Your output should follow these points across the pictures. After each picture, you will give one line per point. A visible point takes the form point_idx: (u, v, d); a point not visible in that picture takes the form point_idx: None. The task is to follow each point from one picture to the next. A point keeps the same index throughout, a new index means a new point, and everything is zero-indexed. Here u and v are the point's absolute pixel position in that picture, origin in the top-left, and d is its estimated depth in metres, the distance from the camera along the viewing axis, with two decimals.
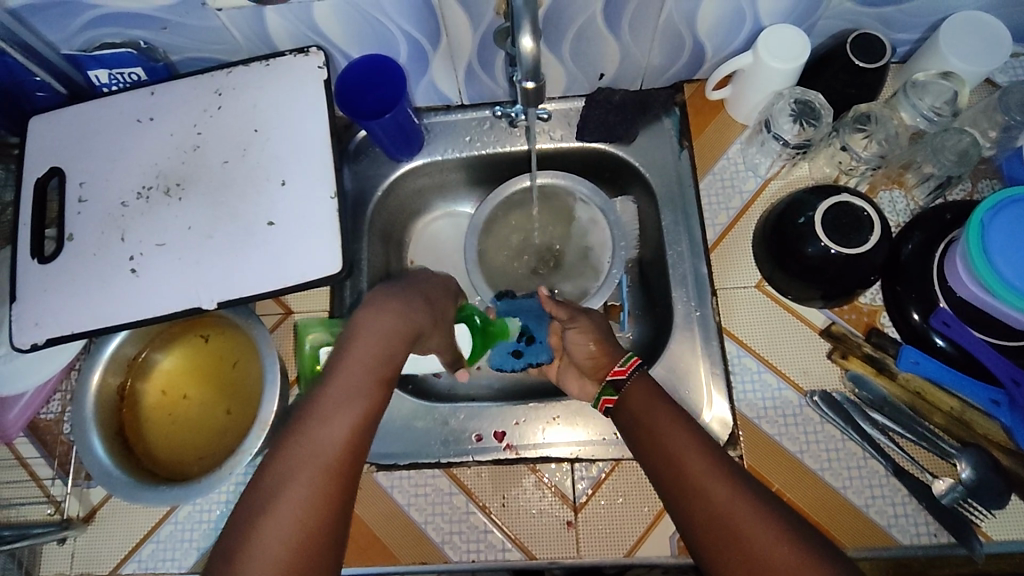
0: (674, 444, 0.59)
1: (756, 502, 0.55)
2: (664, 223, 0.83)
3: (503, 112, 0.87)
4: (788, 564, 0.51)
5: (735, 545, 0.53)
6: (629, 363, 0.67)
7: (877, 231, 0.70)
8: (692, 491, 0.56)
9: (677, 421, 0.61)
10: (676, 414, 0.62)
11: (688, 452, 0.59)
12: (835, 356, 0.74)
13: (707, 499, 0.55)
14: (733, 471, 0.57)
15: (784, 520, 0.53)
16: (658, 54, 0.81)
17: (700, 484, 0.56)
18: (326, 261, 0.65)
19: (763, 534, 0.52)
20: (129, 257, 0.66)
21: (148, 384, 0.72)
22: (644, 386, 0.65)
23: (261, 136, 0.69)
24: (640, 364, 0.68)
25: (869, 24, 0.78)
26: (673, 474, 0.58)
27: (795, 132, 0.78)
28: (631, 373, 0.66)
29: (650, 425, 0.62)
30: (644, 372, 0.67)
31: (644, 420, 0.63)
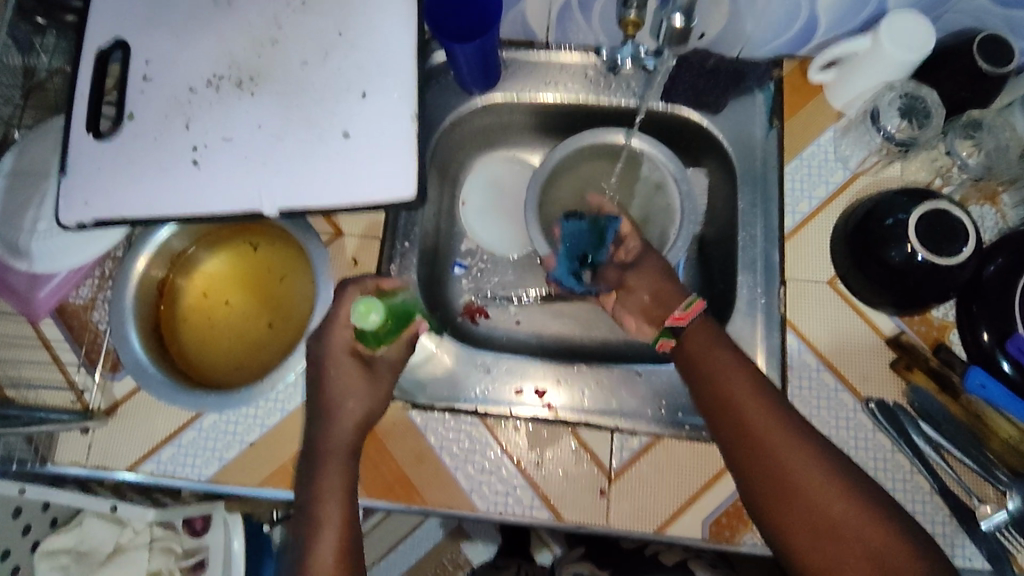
0: (732, 385, 0.61)
1: (818, 450, 0.57)
2: (740, 203, 0.79)
3: (610, 55, 0.78)
4: (846, 515, 0.54)
5: (785, 484, 0.56)
6: (691, 309, 0.66)
7: (973, 242, 0.66)
8: (747, 430, 0.59)
9: (734, 365, 0.62)
10: (735, 355, 0.63)
11: (750, 402, 0.60)
12: (900, 365, 0.72)
13: (763, 438, 0.58)
14: (789, 414, 0.59)
15: (838, 463, 0.56)
16: (768, 21, 0.75)
17: (755, 424, 0.59)
18: (401, 184, 0.61)
19: (817, 475, 0.55)
20: (192, 147, 0.61)
21: (190, 283, 0.68)
22: (704, 326, 0.66)
23: (345, 41, 0.64)
24: (700, 309, 0.66)
25: (997, 26, 0.72)
26: (727, 414, 0.60)
27: (901, 127, 0.73)
28: (693, 319, 0.66)
29: (712, 372, 0.63)
30: (707, 319, 0.66)
31: (702, 359, 0.64)
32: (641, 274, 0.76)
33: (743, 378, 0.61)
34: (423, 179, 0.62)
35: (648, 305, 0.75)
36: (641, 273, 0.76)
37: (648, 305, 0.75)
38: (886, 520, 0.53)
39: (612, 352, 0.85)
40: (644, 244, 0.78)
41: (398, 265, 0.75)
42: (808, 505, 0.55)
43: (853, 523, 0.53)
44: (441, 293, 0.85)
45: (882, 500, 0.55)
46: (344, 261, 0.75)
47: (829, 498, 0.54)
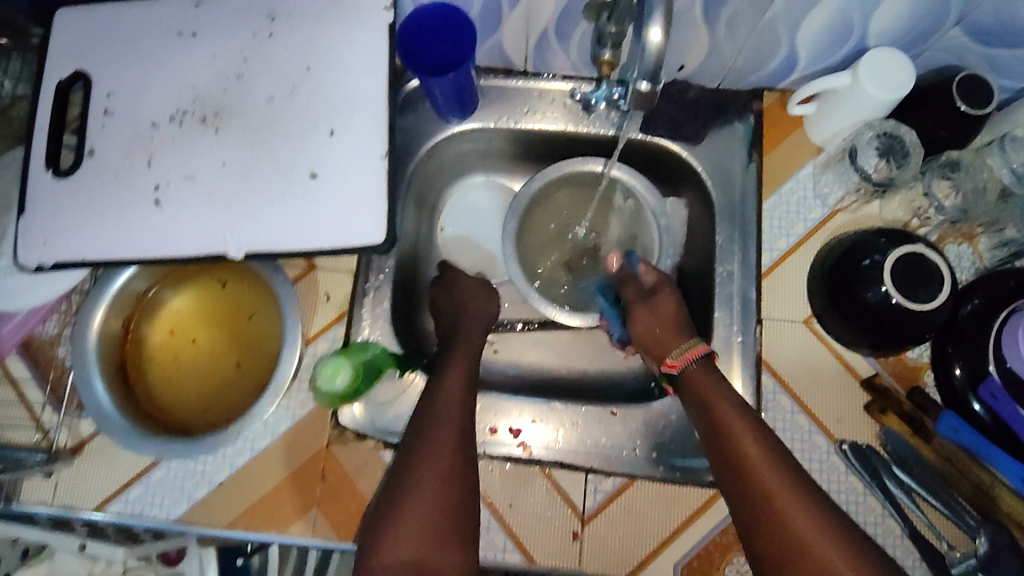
0: (734, 429, 0.62)
1: (807, 489, 0.58)
2: (718, 238, 0.78)
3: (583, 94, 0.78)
4: (829, 556, 0.54)
5: (769, 516, 0.57)
6: (687, 353, 0.69)
7: (947, 288, 0.66)
8: (739, 462, 0.60)
9: (731, 403, 0.64)
10: (740, 402, 0.64)
11: (744, 436, 0.61)
12: (874, 408, 0.72)
13: (753, 471, 0.59)
14: (790, 467, 0.59)
15: (827, 509, 0.57)
16: (748, 54, 0.74)
17: (754, 471, 0.59)
18: (369, 229, 0.60)
19: (800, 509, 0.56)
20: (154, 186, 0.59)
21: (156, 323, 0.67)
22: (709, 371, 0.67)
23: (314, 76, 0.62)
24: (701, 351, 0.68)
25: (978, 63, 0.71)
26: (723, 445, 0.62)
27: (879, 167, 0.73)
28: (686, 365, 0.68)
29: (708, 405, 0.65)
30: (706, 363, 0.68)
31: (707, 402, 0.65)
32: (649, 309, 0.74)
33: (746, 425, 0.62)
34: (391, 223, 0.60)
35: (657, 339, 0.73)
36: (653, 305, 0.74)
37: (658, 337, 0.73)
38: (867, 564, 0.53)
39: (589, 386, 0.84)
40: (658, 275, 0.76)
41: (371, 299, 0.73)
42: (792, 540, 0.55)
43: (832, 562, 0.53)
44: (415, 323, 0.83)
45: (866, 545, 0.55)
46: (315, 298, 0.75)
47: (823, 551, 0.54)
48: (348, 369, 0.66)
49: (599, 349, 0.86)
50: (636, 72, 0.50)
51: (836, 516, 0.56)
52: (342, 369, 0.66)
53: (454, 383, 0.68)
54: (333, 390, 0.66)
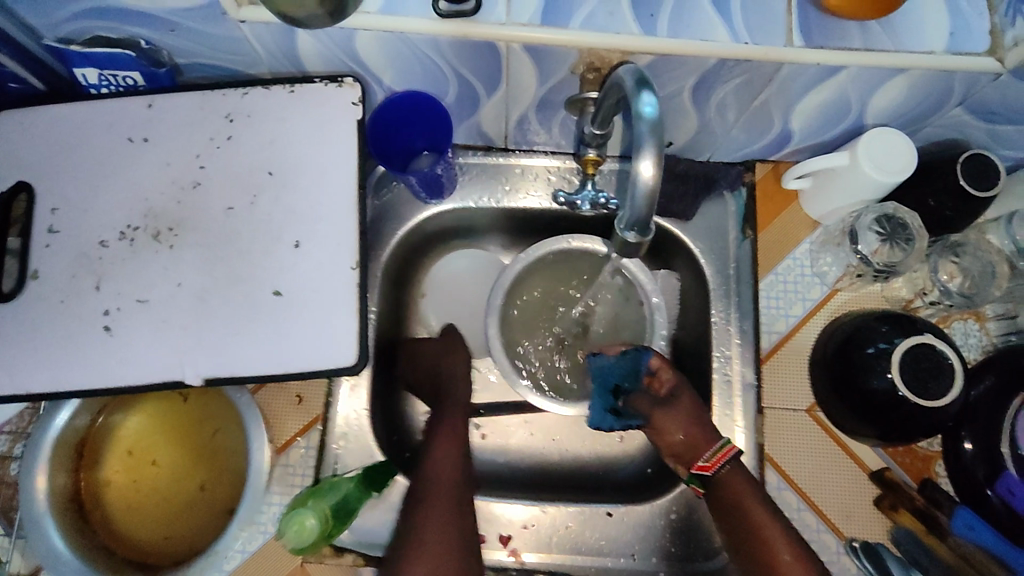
0: (770, 537, 0.61)
1: None
2: (714, 319, 0.74)
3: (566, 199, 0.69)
4: None
5: None
6: (716, 458, 0.65)
7: (959, 381, 0.62)
8: None
9: (772, 520, 0.62)
10: (769, 506, 0.63)
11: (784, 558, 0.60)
12: (885, 504, 0.68)
13: None
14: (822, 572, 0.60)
15: None
16: (739, 131, 0.70)
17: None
18: (339, 348, 0.55)
19: None
20: (103, 311, 0.55)
21: (110, 446, 0.62)
22: (737, 471, 0.65)
23: (277, 181, 0.58)
24: (734, 454, 0.65)
25: (979, 137, 0.68)
26: (761, 563, 0.61)
27: (877, 248, 0.69)
28: (720, 468, 0.65)
29: (751, 521, 0.62)
30: (736, 465, 0.66)
31: (735, 506, 0.63)
32: (673, 415, 0.69)
33: (778, 532, 0.62)
34: (364, 340, 0.56)
35: (684, 446, 0.68)
36: (675, 410, 0.69)
37: (686, 443, 0.68)
38: None
39: (582, 475, 0.79)
40: (675, 374, 0.71)
41: (348, 398, 0.69)
42: None
43: None
44: (398, 413, 0.78)
45: None
46: (284, 400, 0.69)
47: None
48: (315, 518, 0.59)
49: (592, 433, 0.80)
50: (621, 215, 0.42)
51: None
52: (309, 519, 0.59)
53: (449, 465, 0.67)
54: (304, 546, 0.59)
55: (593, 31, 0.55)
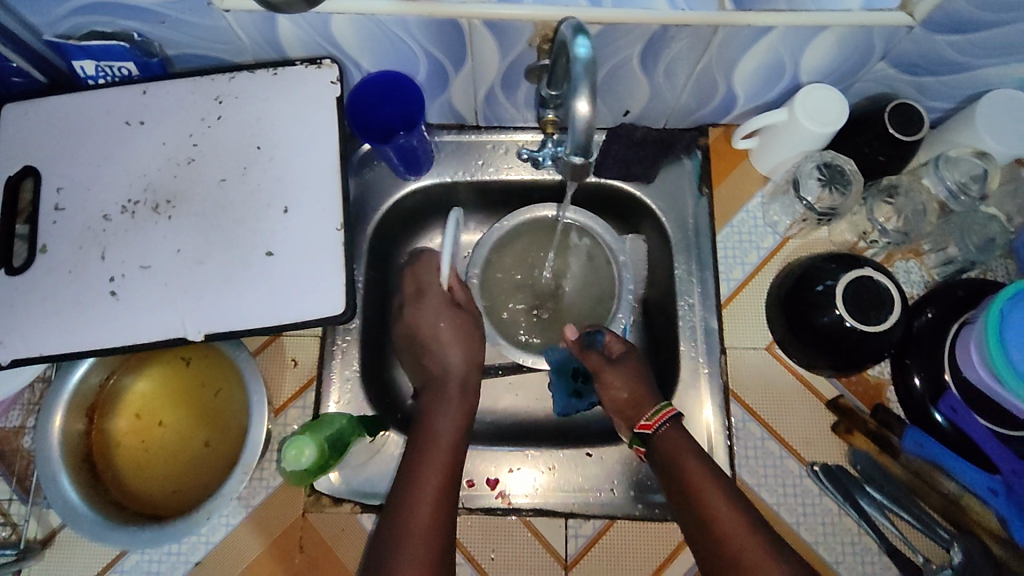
0: (703, 486, 0.63)
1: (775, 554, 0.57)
2: (677, 272, 0.80)
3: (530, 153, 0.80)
4: None
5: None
6: (658, 417, 0.69)
7: (898, 309, 0.68)
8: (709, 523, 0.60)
9: (703, 468, 0.64)
10: (704, 459, 0.65)
11: (714, 500, 0.61)
12: (841, 428, 0.73)
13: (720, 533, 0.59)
14: (753, 516, 0.60)
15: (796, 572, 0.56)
16: (689, 96, 0.76)
17: (723, 525, 0.59)
18: (328, 302, 0.60)
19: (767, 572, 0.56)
20: (109, 277, 0.60)
21: (120, 409, 0.67)
22: (675, 430, 0.68)
23: (265, 154, 0.64)
24: (672, 414, 0.69)
25: (906, 90, 0.74)
26: (693, 509, 0.62)
27: (820, 195, 0.75)
28: (659, 426, 0.68)
29: (682, 469, 0.64)
30: (674, 424, 0.69)
31: (672, 460, 0.66)
32: (620, 374, 0.74)
33: (707, 478, 0.63)
34: (351, 293, 0.61)
35: (629, 404, 0.73)
36: (621, 371, 0.74)
37: (631, 401, 0.73)
38: None
39: (564, 426, 0.84)
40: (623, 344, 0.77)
41: (340, 361, 0.75)
42: None
43: None
44: (387, 378, 0.83)
45: None
46: (280, 365, 0.74)
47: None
48: (314, 445, 0.60)
49: None
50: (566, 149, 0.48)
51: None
52: (308, 444, 0.60)
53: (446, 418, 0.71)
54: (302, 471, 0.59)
55: (545, 5, 0.61)
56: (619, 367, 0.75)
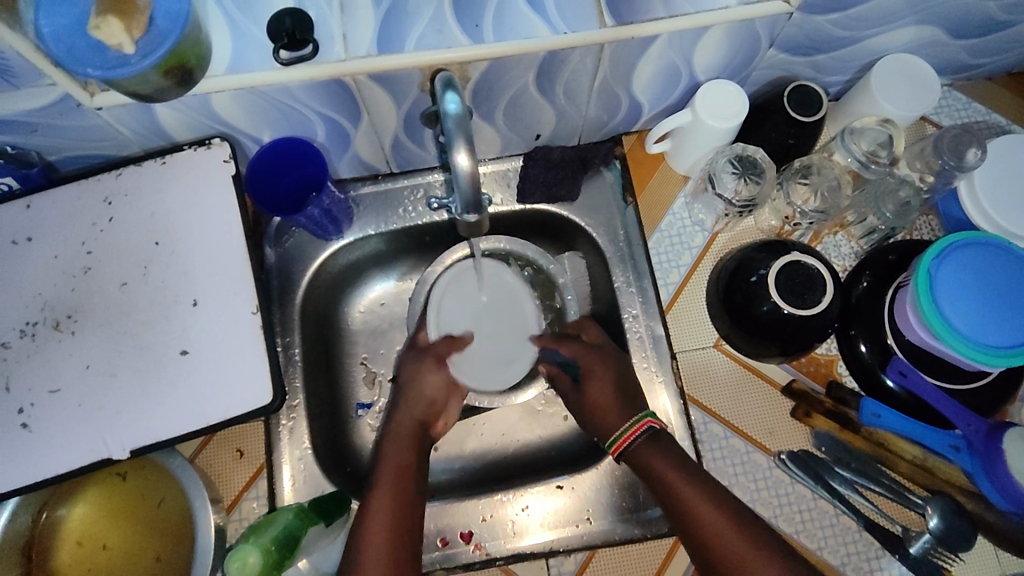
0: (678, 487, 0.63)
1: (753, 532, 0.59)
2: (616, 285, 0.80)
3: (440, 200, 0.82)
4: None
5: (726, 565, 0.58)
6: (639, 424, 0.68)
7: (830, 289, 0.69)
8: (686, 516, 0.62)
9: (674, 465, 0.65)
10: (686, 469, 0.64)
11: (685, 488, 0.63)
12: (799, 413, 0.73)
13: (700, 522, 0.61)
14: (722, 493, 0.62)
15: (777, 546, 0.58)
16: (594, 111, 0.76)
17: (709, 528, 0.60)
18: (254, 392, 0.57)
19: (750, 549, 0.58)
20: (18, 409, 0.56)
21: (59, 543, 0.63)
22: (650, 441, 0.67)
23: (164, 249, 0.61)
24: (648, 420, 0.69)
25: (803, 71, 0.76)
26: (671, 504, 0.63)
27: (738, 188, 0.76)
28: (637, 435, 0.68)
29: (654, 472, 0.65)
30: (652, 433, 0.68)
31: (656, 479, 0.65)
32: (606, 358, 0.75)
33: (675, 470, 0.64)
34: (278, 378, 0.58)
35: (607, 408, 0.72)
36: (597, 371, 0.74)
37: (608, 408, 0.72)
38: None
39: (534, 458, 0.82)
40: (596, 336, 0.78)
41: (289, 442, 0.72)
42: None
43: None
44: (345, 447, 0.80)
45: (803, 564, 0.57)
46: (227, 459, 0.71)
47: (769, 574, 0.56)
48: (258, 551, 0.56)
49: (535, 419, 0.84)
50: (457, 203, 0.46)
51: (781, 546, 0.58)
52: (250, 552, 0.55)
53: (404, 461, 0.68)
54: None
55: (426, 49, 0.60)
56: (592, 367, 0.74)
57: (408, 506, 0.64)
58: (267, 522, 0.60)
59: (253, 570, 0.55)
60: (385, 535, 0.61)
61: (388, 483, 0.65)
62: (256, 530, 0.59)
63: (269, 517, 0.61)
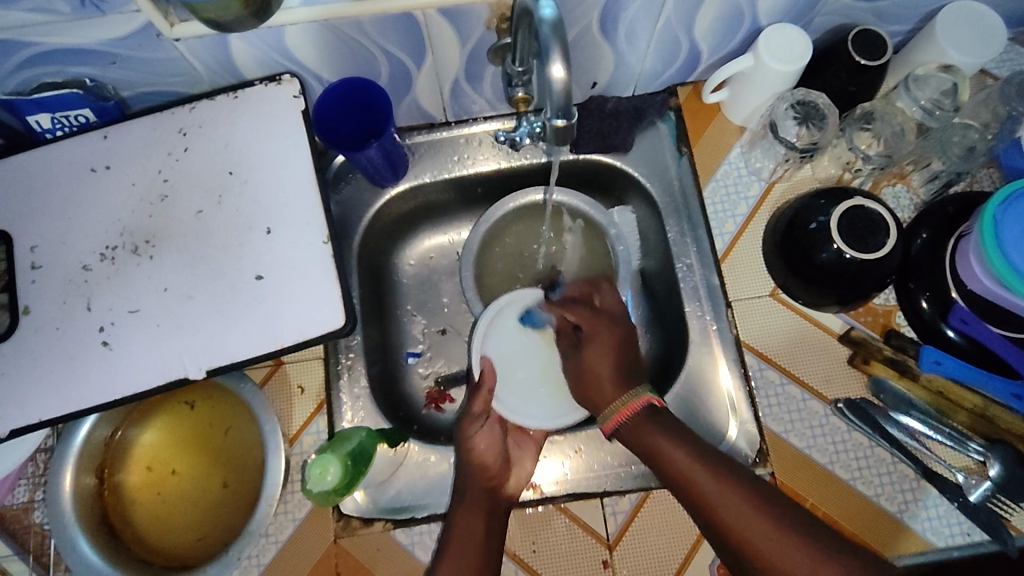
0: (679, 462, 0.61)
1: (765, 504, 0.57)
2: (670, 236, 0.80)
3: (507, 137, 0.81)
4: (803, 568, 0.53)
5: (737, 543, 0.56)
6: (636, 399, 0.67)
7: (893, 233, 0.68)
8: (693, 492, 0.60)
9: (679, 437, 0.63)
10: (688, 439, 0.63)
11: (682, 458, 0.61)
12: (857, 361, 0.73)
13: (701, 489, 0.60)
14: (727, 464, 0.61)
15: (797, 526, 0.55)
16: (653, 59, 0.76)
17: (711, 499, 0.59)
18: (327, 317, 0.59)
19: (762, 521, 0.56)
20: (98, 328, 0.58)
21: (130, 463, 0.65)
22: (648, 418, 0.65)
23: (237, 179, 0.63)
24: (648, 399, 0.67)
25: (866, 18, 0.75)
26: (673, 478, 0.61)
27: (801, 133, 0.76)
28: (639, 410, 0.66)
29: (650, 447, 0.63)
30: (651, 412, 0.66)
31: (658, 459, 0.63)
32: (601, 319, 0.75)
33: (672, 443, 0.62)
34: (350, 305, 0.60)
35: (603, 380, 0.71)
36: (597, 340, 0.74)
37: (604, 379, 0.71)
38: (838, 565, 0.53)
39: None
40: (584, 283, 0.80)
41: (347, 380, 0.74)
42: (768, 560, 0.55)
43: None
44: (397, 391, 0.81)
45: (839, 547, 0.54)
46: (287, 393, 0.72)
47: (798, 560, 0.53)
48: (338, 463, 0.58)
49: None
50: (548, 111, 0.47)
51: (794, 520, 0.56)
52: (331, 463, 0.58)
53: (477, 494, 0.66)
54: (324, 492, 0.57)
55: None
56: (597, 336, 0.74)
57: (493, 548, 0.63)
58: (340, 434, 0.62)
59: (335, 476, 0.57)
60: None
61: (471, 519, 0.64)
62: (333, 440, 0.61)
63: (343, 432, 0.62)
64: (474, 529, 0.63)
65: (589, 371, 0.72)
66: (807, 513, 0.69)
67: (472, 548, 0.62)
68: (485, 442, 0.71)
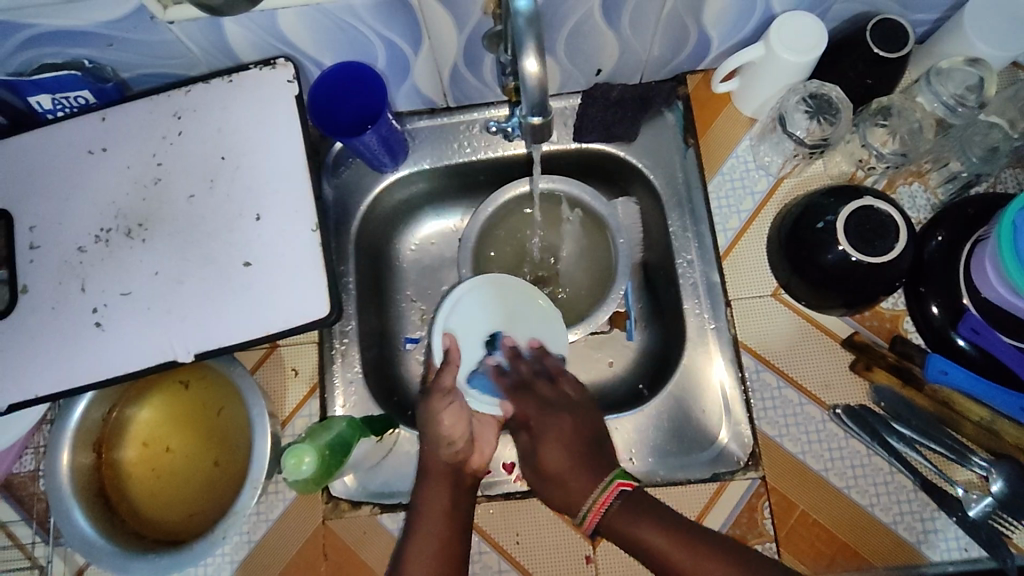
0: (679, 559, 0.57)
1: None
2: (672, 230, 0.78)
3: (500, 126, 0.81)
4: None
5: None
6: (612, 488, 0.61)
7: (904, 236, 0.65)
8: None
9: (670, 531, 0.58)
10: (669, 524, 0.59)
11: (673, 549, 0.57)
12: (859, 366, 0.71)
13: None
14: (723, 549, 0.57)
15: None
16: (661, 46, 0.73)
17: None
18: (313, 304, 0.60)
19: None
20: (92, 309, 0.60)
21: (127, 440, 0.67)
22: (626, 508, 0.60)
23: (230, 164, 0.63)
24: (625, 485, 0.61)
25: (889, 7, 0.70)
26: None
27: (811, 129, 0.72)
28: (613, 500, 0.61)
29: (636, 543, 0.58)
30: (626, 498, 0.61)
31: (641, 547, 0.58)
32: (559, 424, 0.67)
33: (657, 530, 0.58)
34: (335, 292, 0.60)
35: (565, 471, 0.63)
36: (553, 431, 0.66)
37: (567, 471, 0.63)
38: None
39: None
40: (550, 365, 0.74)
41: (340, 365, 0.74)
42: None
43: None
44: (392, 376, 0.81)
45: None
46: (281, 375, 0.74)
47: None
48: (314, 453, 0.59)
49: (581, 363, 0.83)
50: (523, 108, 0.49)
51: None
52: (307, 454, 0.59)
53: (440, 472, 0.65)
54: (299, 479, 0.59)
55: None
56: (548, 431, 0.67)
57: (460, 518, 0.62)
58: (328, 423, 0.64)
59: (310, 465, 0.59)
60: (428, 547, 0.59)
61: (436, 492, 0.63)
62: (319, 428, 0.63)
63: (327, 423, 0.64)
64: (440, 499, 0.63)
65: (550, 476, 0.64)
66: (797, 520, 0.68)
67: (434, 518, 0.61)
68: (452, 418, 0.68)
